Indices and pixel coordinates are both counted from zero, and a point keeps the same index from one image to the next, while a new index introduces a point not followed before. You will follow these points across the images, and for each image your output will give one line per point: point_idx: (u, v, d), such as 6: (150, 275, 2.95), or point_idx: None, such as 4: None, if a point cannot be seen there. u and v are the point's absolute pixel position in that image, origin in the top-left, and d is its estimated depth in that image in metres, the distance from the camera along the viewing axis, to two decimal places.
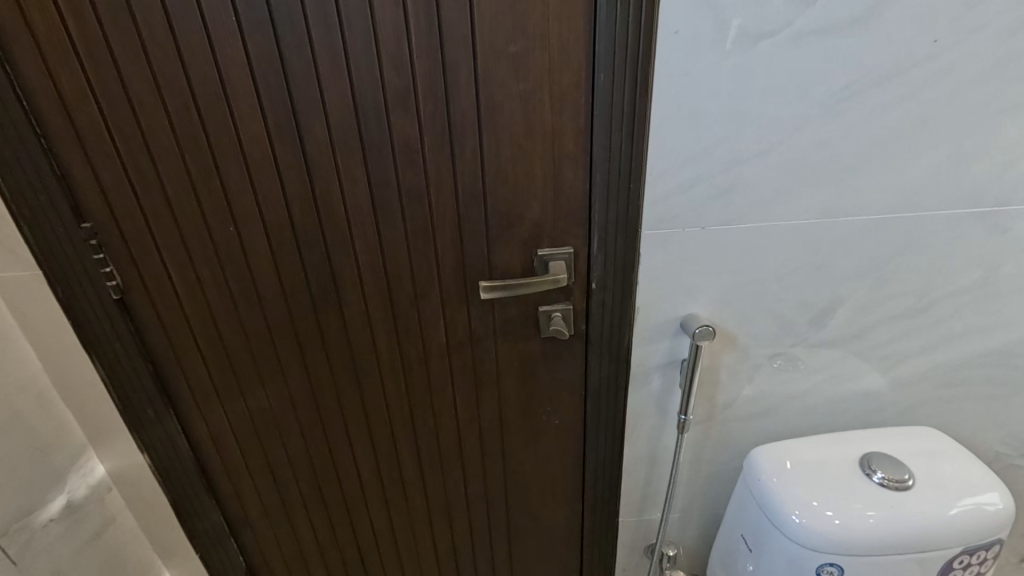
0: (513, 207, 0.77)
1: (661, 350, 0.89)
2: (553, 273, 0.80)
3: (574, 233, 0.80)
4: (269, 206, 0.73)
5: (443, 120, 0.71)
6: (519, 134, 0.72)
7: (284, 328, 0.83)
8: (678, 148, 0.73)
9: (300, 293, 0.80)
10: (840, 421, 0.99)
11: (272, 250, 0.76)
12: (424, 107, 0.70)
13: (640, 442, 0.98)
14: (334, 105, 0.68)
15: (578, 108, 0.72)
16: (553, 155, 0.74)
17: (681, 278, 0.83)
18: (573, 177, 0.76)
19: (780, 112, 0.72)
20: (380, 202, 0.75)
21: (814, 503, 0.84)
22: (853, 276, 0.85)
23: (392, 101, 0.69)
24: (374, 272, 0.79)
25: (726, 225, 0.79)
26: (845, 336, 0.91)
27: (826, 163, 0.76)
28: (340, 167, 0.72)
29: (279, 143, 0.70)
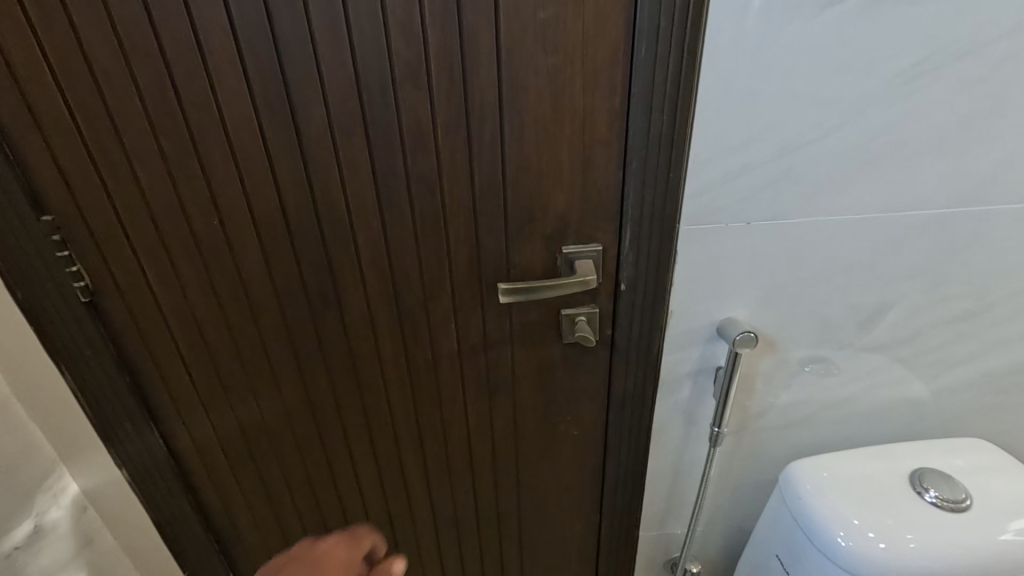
0: (535, 199, 0.68)
1: (694, 356, 0.81)
2: (580, 273, 0.72)
3: (603, 229, 0.71)
4: (258, 197, 0.64)
5: (459, 98, 0.61)
6: (546, 116, 0.63)
7: (277, 335, 0.74)
8: (727, 132, 0.64)
9: (295, 295, 0.71)
10: (880, 431, 0.92)
11: (262, 247, 0.67)
12: (438, 82, 0.60)
13: (666, 454, 0.91)
14: (334, 81, 0.59)
15: (613, 87, 0.63)
16: (583, 141, 0.65)
17: (720, 278, 0.74)
18: (604, 165, 0.67)
19: (843, 92, 0.63)
20: (386, 194, 0.65)
21: (857, 522, 0.77)
22: (908, 276, 0.77)
23: (400, 75, 0.59)
24: (378, 272, 0.70)
25: (772, 220, 0.71)
26: (893, 342, 0.83)
27: (890, 151, 0.67)
28: (340, 152, 0.63)
29: (269, 125, 0.60)
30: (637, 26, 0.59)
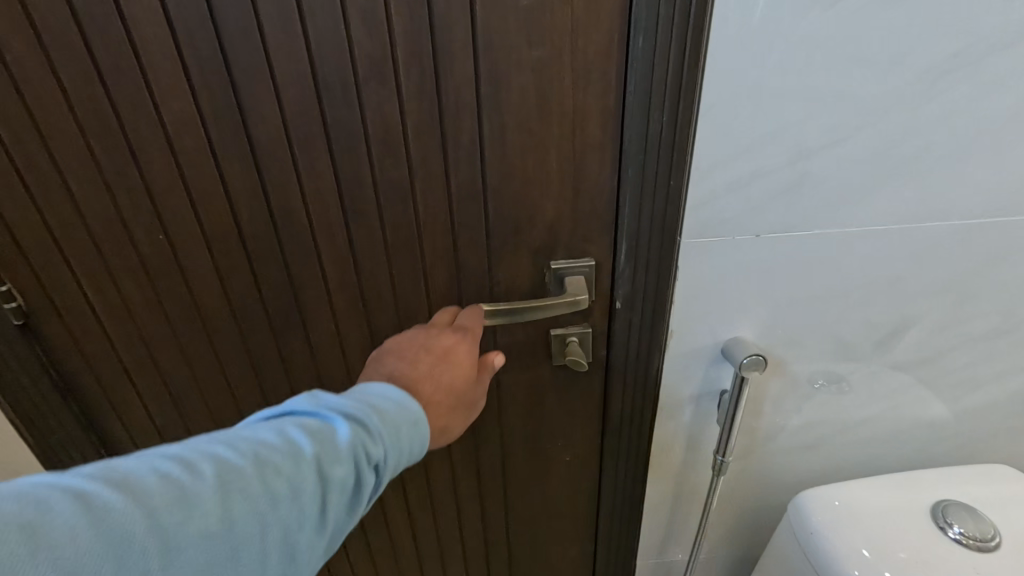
0: (520, 210, 0.61)
1: (697, 377, 0.74)
2: (570, 291, 0.65)
3: (596, 242, 0.64)
4: (208, 209, 0.57)
5: (431, 98, 0.54)
6: (531, 117, 0.56)
7: (238, 360, 0.67)
8: (735, 134, 0.56)
9: (255, 315, 0.64)
10: (897, 455, 0.86)
11: (215, 264, 0.60)
12: (406, 80, 0.53)
13: (666, 480, 0.84)
14: (288, 79, 0.52)
15: (607, 83, 0.55)
16: (574, 144, 0.58)
17: (726, 295, 0.68)
18: (596, 171, 0.60)
19: (867, 89, 0.56)
20: (353, 206, 0.59)
21: (863, 552, 0.72)
22: (932, 292, 0.70)
23: (364, 72, 0.52)
24: (347, 290, 0.64)
25: (784, 232, 0.64)
26: (913, 361, 0.76)
27: (917, 155, 0.60)
28: (298, 159, 0.56)
29: (217, 130, 0.53)
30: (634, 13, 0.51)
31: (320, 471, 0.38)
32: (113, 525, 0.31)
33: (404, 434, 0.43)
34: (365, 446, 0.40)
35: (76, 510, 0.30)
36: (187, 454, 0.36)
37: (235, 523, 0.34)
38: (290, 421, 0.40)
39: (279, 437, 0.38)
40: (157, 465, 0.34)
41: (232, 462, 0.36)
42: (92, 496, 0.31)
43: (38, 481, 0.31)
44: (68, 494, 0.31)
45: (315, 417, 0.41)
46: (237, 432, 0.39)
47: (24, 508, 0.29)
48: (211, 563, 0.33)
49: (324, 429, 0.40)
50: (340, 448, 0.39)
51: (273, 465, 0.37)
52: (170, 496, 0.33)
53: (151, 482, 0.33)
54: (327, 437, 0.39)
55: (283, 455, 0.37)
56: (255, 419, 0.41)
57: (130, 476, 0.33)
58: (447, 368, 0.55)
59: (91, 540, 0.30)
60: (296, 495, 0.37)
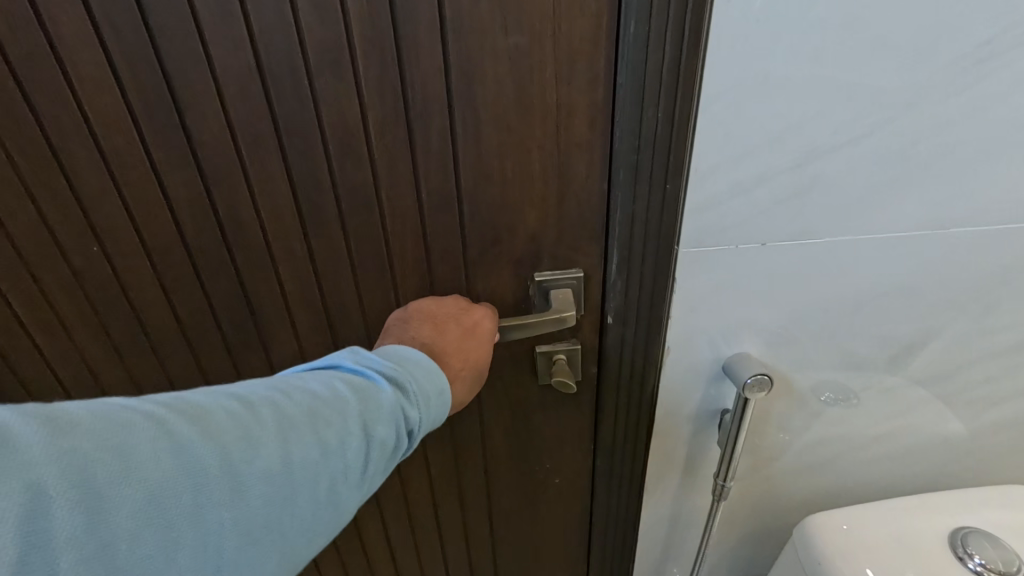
0: (500, 217, 0.55)
1: (696, 396, 0.68)
2: (556, 306, 0.59)
3: (585, 251, 0.58)
4: (148, 220, 0.52)
5: (394, 93, 0.48)
6: (510, 114, 0.50)
7: (194, 380, 0.63)
8: (740, 133, 0.50)
9: (208, 333, 0.59)
10: (909, 475, 0.80)
11: (161, 279, 0.55)
12: (365, 73, 0.47)
13: (663, 502, 0.79)
14: (231, 73, 0.46)
15: (594, 75, 0.49)
16: (558, 144, 0.52)
17: (728, 309, 0.62)
18: (584, 174, 0.54)
19: (888, 81, 0.49)
20: (312, 216, 0.53)
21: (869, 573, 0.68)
22: (953, 304, 0.64)
23: (316, 63, 0.46)
24: (308, 305, 0.59)
25: (793, 241, 0.58)
26: (930, 377, 0.70)
27: (941, 155, 0.54)
28: (246, 163, 0.50)
29: (153, 133, 0.48)
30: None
31: (364, 426, 0.41)
32: (190, 456, 0.33)
33: (434, 399, 0.46)
34: (402, 408, 0.43)
35: (162, 436, 0.33)
36: (248, 394, 0.39)
37: (293, 464, 0.37)
38: (337, 376, 0.43)
39: (327, 390, 0.41)
40: (223, 402, 0.37)
41: (287, 408, 0.39)
42: (172, 424, 0.34)
43: (126, 404, 0.34)
44: (152, 419, 0.34)
45: (358, 375, 0.44)
46: (288, 380, 0.42)
47: (122, 427, 0.32)
48: (271, 500, 0.36)
49: (367, 387, 0.43)
50: (380, 406, 0.42)
51: (325, 416, 0.39)
52: (237, 433, 0.36)
53: (220, 417, 0.36)
54: (370, 395, 0.42)
55: (332, 407, 0.40)
56: (302, 371, 0.44)
57: (201, 407, 0.36)
58: (473, 337, 0.54)
59: (174, 467, 0.32)
60: (342, 446, 0.39)
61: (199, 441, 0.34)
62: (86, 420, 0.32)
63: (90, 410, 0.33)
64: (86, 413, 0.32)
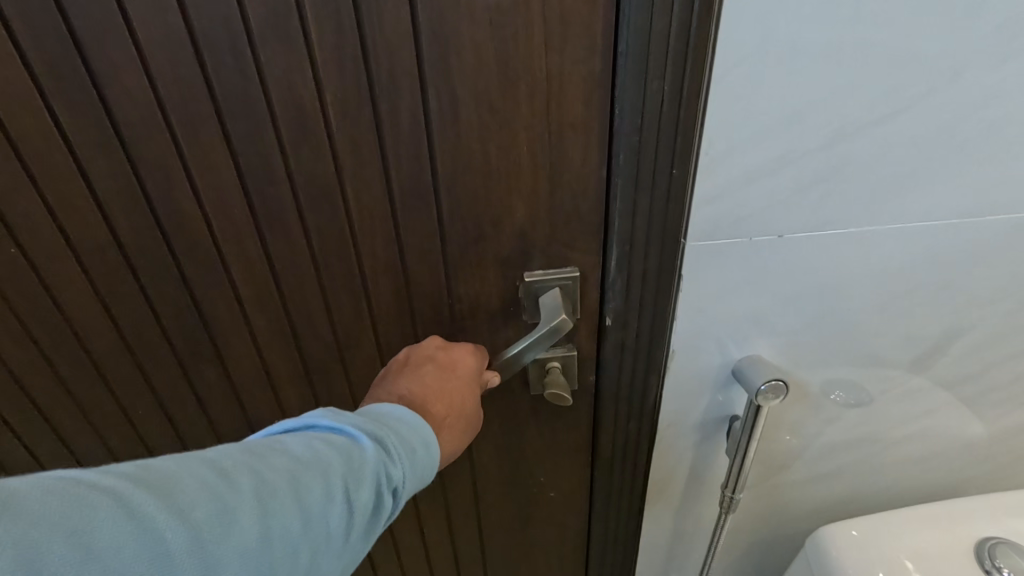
0: (481, 208, 0.49)
1: (704, 403, 0.62)
2: (549, 313, 0.53)
3: (581, 246, 0.52)
4: (75, 216, 0.47)
5: (354, 64, 0.41)
6: (492, 90, 0.43)
7: (140, 389, 0.59)
8: (759, 111, 0.43)
9: (153, 340, 0.55)
10: (927, 478, 0.75)
11: (94, 283, 0.51)
12: (318, 41, 0.40)
13: (666, 513, 0.74)
14: (156, 40, 0.39)
15: (591, 42, 0.42)
16: (549, 125, 0.45)
17: (739, 310, 0.56)
18: (578, 159, 0.47)
19: (932, 47, 0.42)
20: (266, 211, 0.47)
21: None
22: (984, 299, 0.58)
23: (258, 29, 0.39)
24: (267, 307, 0.54)
25: (813, 232, 0.51)
26: (954, 378, 0.65)
27: (984, 135, 0.47)
28: (181, 148, 0.44)
29: (69, 113, 0.42)
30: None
31: (349, 493, 0.35)
32: (154, 538, 0.29)
33: (425, 454, 0.40)
34: (391, 467, 0.37)
35: (124, 514, 0.28)
36: (216, 459, 0.33)
37: (272, 541, 0.32)
38: (316, 435, 0.37)
39: (307, 452, 0.36)
40: (191, 469, 0.32)
41: (264, 474, 0.33)
42: (135, 498, 0.29)
43: (82, 476, 0.29)
44: (110, 494, 0.29)
45: (341, 433, 0.38)
46: (262, 442, 0.36)
47: (84, 510, 0.28)
48: None
49: (353, 447, 0.37)
50: (367, 469, 0.36)
51: (304, 483, 0.34)
52: (210, 506, 0.31)
53: (188, 487, 0.31)
54: (354, 455, 0.37)
55: (313, 471, 0.35)
56: (274, 430, 0.38)
57: (170, 478, 0.31)
58: (453, 376, 0.50)
59: (138, 549, 0.28)
60: (325, 516, 0.34)
61: (166, 515, 0.29)
62: (34, 499, 0.27)
63: (38, 486, 0.28)
64: (34, 490, 0.27)
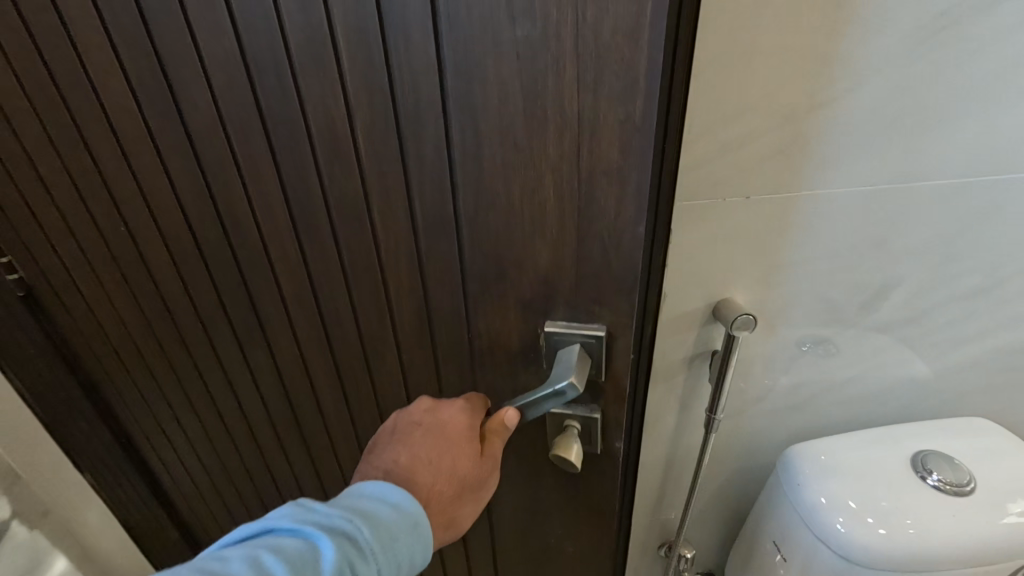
0: (511, 234, 0.56)
1: (691, 339, 0.77)
2: (559, 368, 0.61)
3: (609, 306, 0.58)
4: (161, 188, 0.64)
5: (382, 85, 0.50)
6: (518, 126, 0.49)
7: (198, 327, 0.75)
8: (725, 100, 0.58)
9: (209, 289, 0.71)
10: (884, 414, 0.88)
11: (169, 240, 0.68)
12: (350, 69, 0.50)
13: (660, 439, 0.88)
14: (218, 62, 0.53)
15: (629, 84, 0.45)
16: (579, 169, 0.50)
17: (717, 257, 0.69)
18: (608, 203, 0.52)
19: (857, 48, 0.56)
20: (298, 203, 0.60)
21: (851, 503, 0.76)
22: (916, 251, 0.72)
23: (300, 55, 0.51)
24: (292, 273, 0.66)
25: (774, 194, 0.65)
26: (896, 320, 0.79)
27: (903, 116, 0.61)
28: (236, 142, 0.58)
29: (160, 119, 0.59)
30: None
31: None
32: None
33: (386, 545, 0.49)
34: (345, 560, 0.46)
35: None
36: None
37: None
38: (267, 545, 0.46)
39: (258, 565, 0.44)
40: None
41: None
42: None
43: None
44: None
45: (294, 537, 0.47)
46: (214, 562, 0.44)
47: None
48: None
49: (304, 553, 0.45)
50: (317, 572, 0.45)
51: None
52: None
53: None
54: (306, 560, 0.45)
55: None
56: (234, 540, 0.47)
57: None
58: (442, 438, 0.60)
59: None
60: None
61: None
62: None
63: None
64: None
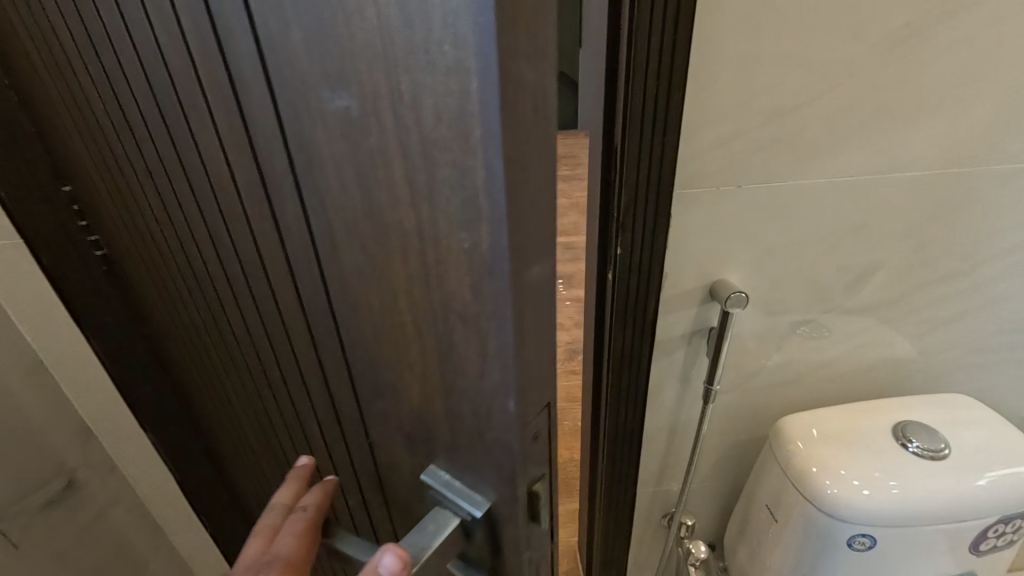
0: (382, 356, 0.39)
1: (689, 316, 0.85)
2: (421, 534, 0.39)
3: (488, 485, 0.37)
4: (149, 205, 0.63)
5: (244, 144, 0.40)
6: (359, 221, 0.33)
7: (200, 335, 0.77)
8: (718, 99, 0.66)
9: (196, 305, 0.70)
10: (870, 389, 0.96)
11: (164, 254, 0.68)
12: (218, 119, 0.41)
13: (662, 411, 0.96)
14: (148, 101, 0.50)
15: (470, 195, 0.27)
16: (432, 299, 0.32)
17: (713, 240, 0.77)
18: (471, 356, 0.32)
19: (832, 54, 0.65)
20: (223, 253, 0.55)
21: (841, 472, 0.82)
22: (895, 237, 0.80)
23: (187, 97, 0.44)
24: (235, 313, 0.61)
25: (763, 183, 0.73)
26: (878, 301, 0.86)
27: (876, 113, 0.70)
28: (174, 176, 0.54)
29: (133, 151, 0.59)
30: (464, 80, 0.24)
31: None
32: None
33: None
34: None
35: None
36: None
37: None
38: None
39: None
40: None
41: None
42: None
43: None
44: None
45: None
46: None
47: None
48: None
49: None
50: None
51: None
52: None
53: None
54: None
55: None
56: None
57: None
58: None
59: None
60: None
61: None
62: None
63: None
64: None
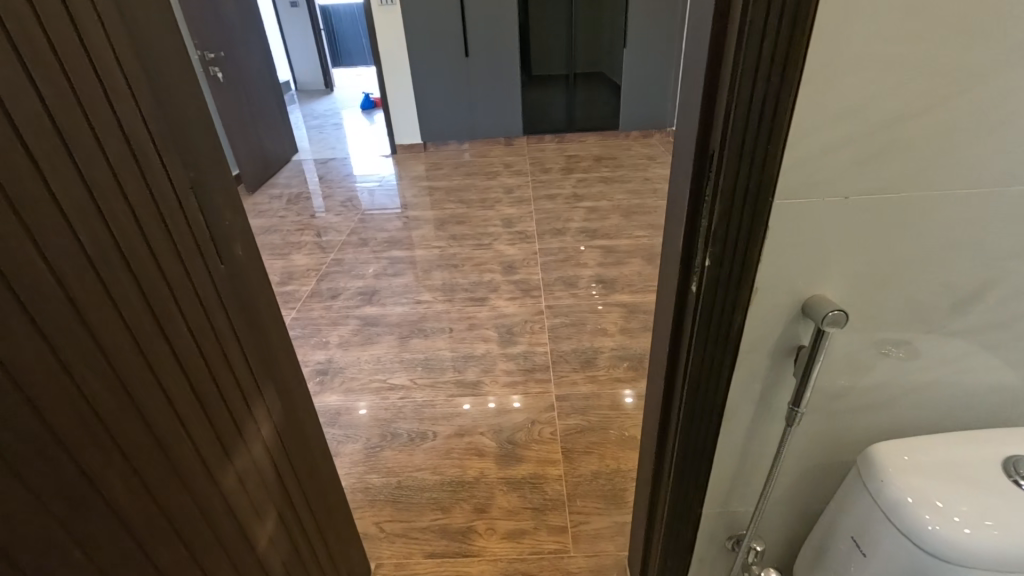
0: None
1: (778, 332, 0.80)
2: None
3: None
4: (154, 256, 0.73)
5: (73, 253, 0.61)
6: None
7: (204, 373, 0.83)
8: (830, 106, 0.62)
9: (178, 356, 0.77)
10: (964, 418, 0.89)
11: (175, 301, 0.77)
12: (96, 224, 0.64)
13: (736, 431, 0.91)
14: (96, 181, 0.64)
15: None
16: None
17: (810, 255, 0.73)
18: None
19: (956, 58, 0.60)
20: (113, 314, 0.66)
21: (939, 503, 0.76)
22: (1012, 256, 0.73)
23: (31, 201, 0.56)
24: (143, 361, 0.71)
25: (870, 196, 0.68)
26: (987, 325, 0.79)
27: (996, 122, 0.64)
28: (114, 248, 0.66)
29: (134, 213, 0.69)
30: None
31: None
32: None
33: None
34: None
35: None
36: None
37: None
38: None
39: None
40: None
41: None
42: None
43: None
44: None
45: None
46: None
47: None
48: None
49: None
50: None
51: None
52: None
53: None
54: None
55: None
56: None
57: None
58: None
59: None
60: None
61: None
62: None
63: None
64: None
